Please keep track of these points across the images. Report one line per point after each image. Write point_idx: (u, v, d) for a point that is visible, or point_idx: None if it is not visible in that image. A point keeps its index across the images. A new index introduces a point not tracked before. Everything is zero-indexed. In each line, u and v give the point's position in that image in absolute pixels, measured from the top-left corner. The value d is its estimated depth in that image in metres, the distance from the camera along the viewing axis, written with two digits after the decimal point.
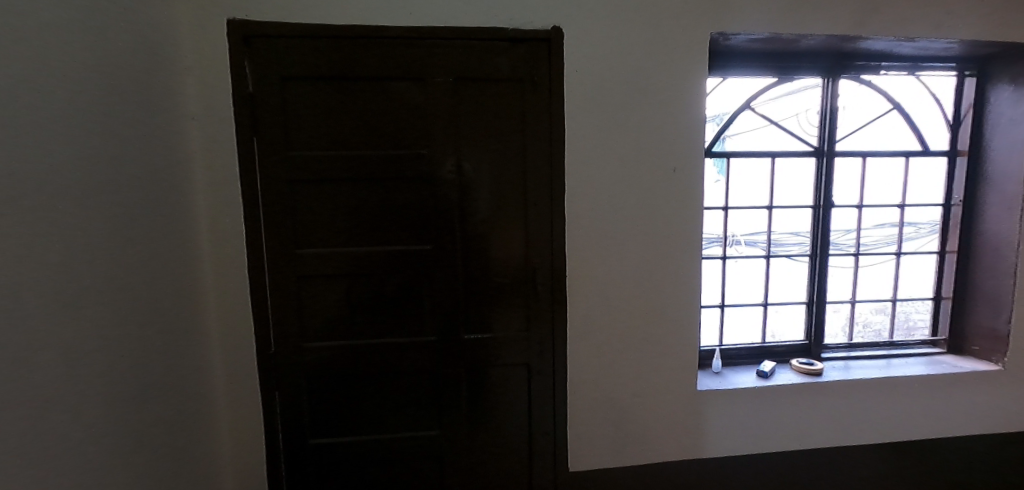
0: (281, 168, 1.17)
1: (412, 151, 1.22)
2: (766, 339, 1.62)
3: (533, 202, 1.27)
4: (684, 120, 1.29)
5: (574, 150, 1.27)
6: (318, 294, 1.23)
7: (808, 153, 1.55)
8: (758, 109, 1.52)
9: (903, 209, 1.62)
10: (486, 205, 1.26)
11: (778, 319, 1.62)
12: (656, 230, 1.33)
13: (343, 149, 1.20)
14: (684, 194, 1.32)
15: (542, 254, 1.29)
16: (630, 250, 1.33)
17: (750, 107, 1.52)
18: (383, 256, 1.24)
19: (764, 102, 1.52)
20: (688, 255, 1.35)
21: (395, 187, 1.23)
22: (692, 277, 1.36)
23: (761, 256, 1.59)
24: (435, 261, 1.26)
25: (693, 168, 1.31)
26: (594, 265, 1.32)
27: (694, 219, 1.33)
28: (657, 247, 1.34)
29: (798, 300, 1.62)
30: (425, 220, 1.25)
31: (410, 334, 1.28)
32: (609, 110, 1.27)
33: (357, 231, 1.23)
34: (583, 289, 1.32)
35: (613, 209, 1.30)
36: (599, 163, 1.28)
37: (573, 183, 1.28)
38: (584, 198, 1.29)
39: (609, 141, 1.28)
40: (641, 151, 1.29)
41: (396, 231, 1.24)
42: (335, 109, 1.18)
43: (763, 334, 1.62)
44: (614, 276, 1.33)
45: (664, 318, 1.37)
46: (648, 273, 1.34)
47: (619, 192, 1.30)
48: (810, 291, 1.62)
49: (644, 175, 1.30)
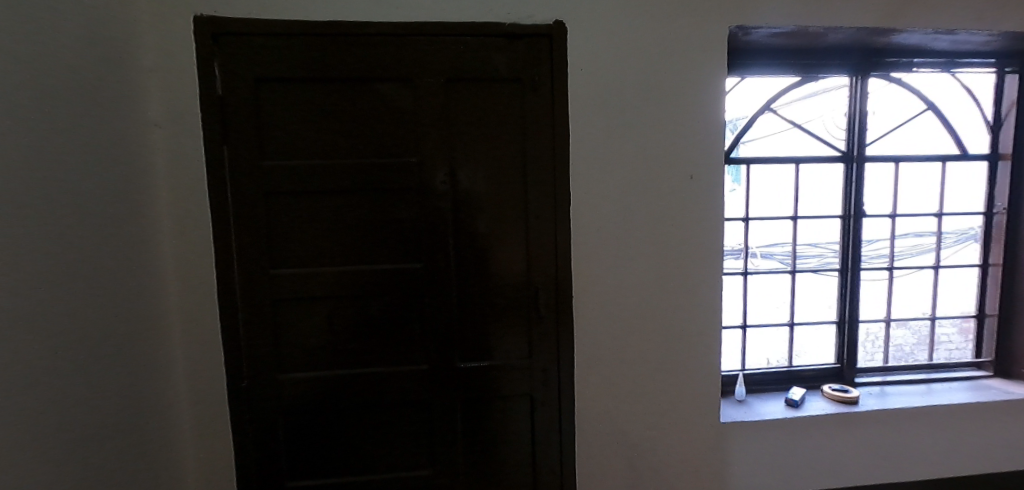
0: (255, 179, 1.06)
1: (401, 160, 1.10)
2: (794, 362, 1.48)
3: (535, 215, 1.14)
4: (702, 122, 1.17)
5: (580, 157, 1.14)
6: (297, 319, 1.11)
7: (835, 158, 1.42)
8: (779, 111, 1.40)
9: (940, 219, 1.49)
10: (483, 219, 1.14)
11: (805, 340, 1.48)
12: (671, 245, 1.20)
13: (324, 159, 1.08)
14: (703, 204, 1.19)
15: (545, 272, 1.16)
16: (644, 267, 1.20)
17: (771, 110, 1.39)
18: (369, 276, 1.12)
19: (785, 103, 1.40)
20: (707, 272, 1.22)
21: (382, 199, 1.11)
22: (713, 297, 1.23)
23: (786, 271, 1.45)
24: (426, 281, 1.13)
25: (712, 175, 1.19)
26: (604, 284, 1.19)
27: (714, 232, 1.20)
28: (673, 264, 1.20)
29: (827, 319, 1.48)
30: (415, 235, 1.13)
31: (398, 363, 1.15)
32: (619, 112, 1.15)
33: (341, 249, 1.11)
34: (592, 311, 1.19)
35: (625, 222, 1.18)
36: (608, 171, 1.16)
37: (579, 193, 1.15)
38: (591, 209, 1.16)
39: (619, 146, 1.15)
40: (654, 157, 1.17)
41: (384, 248, 1.12)
42: (315, 114, 1.07)
43: (789, 357, 1.48)
44: (627, 296, 1.20)
45: (683, 342, 1.23)
46: (664, 293, 1.21)
47: (631, 202, 1.17)
48: (841, 310, 1.48)
49: (658, 184, 1.17)
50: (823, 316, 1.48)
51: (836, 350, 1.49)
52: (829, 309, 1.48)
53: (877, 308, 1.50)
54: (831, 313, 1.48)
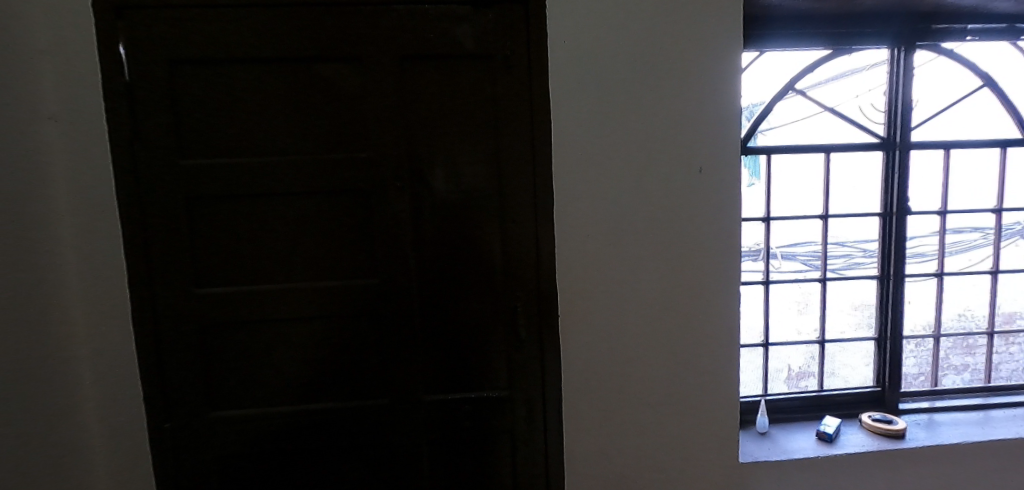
0: (174, 181, 0.89)
1: (349, 156, 0.92)
2: (824, 386, 1.27)
3: (512, 219, 0.96)
4: (713, 103, 0.97)
5: (565, 148, 0.95)
6: (231, 347, 0.94)
7: (873, 146, 1.20)
8: (804, 92, 1.19)
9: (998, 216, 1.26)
10: (450, 226, 0.95)
11: (839, 360, 1.27)
12: (677, 253, 1.00)
13: (257, 156, 0.91)
14: (715, 203, 0.99)
15: (526, 288, 0.98)
16: (644, 280, 1.00)
17: (794, 90, 1.19)
18: (315, 295, 0.94)
19: (812, 82, 1.19)
20: (722, 284, 1.01)
21: (328, 204, 0.93)
22: (729, 314, 1.02)
23: (815, 279, 1.24)
24: (383, 299, 0.95)
25: (727, 168, 0.98)
26: (595, 302, 0.99)
27: (729, 238, 1.00)
28: (679, 275, 1.01)
29: (865, 335, 1.27)
30: (370, 245, 0.95)
31: (353, 396, 0.97)
32: (611, 93, 0.95)
33: (280, 264, 0.93)
34: (583, 332, 1.00)
35: (620, 227, 0.98)
36: (599, 165, 0.96)
37: (565, 193, 0.96)
38: (581, 211, 0.97)
39: (612, 134, 0.96)
40: (655, 147, 0.97)
41: (332, 262, 0.94)
42: (245, 103, 0.90)
43: (820, 379, 1.27)
44: (624, 315, 1.00)
45: (693, 369, 1.03)
46: (669, 310, 1.01)
47: (628, 202, 0.98)
48: (881, 324, 1.26)
49: (660, 179, 0.98)
50: (859, 332, 1.27)
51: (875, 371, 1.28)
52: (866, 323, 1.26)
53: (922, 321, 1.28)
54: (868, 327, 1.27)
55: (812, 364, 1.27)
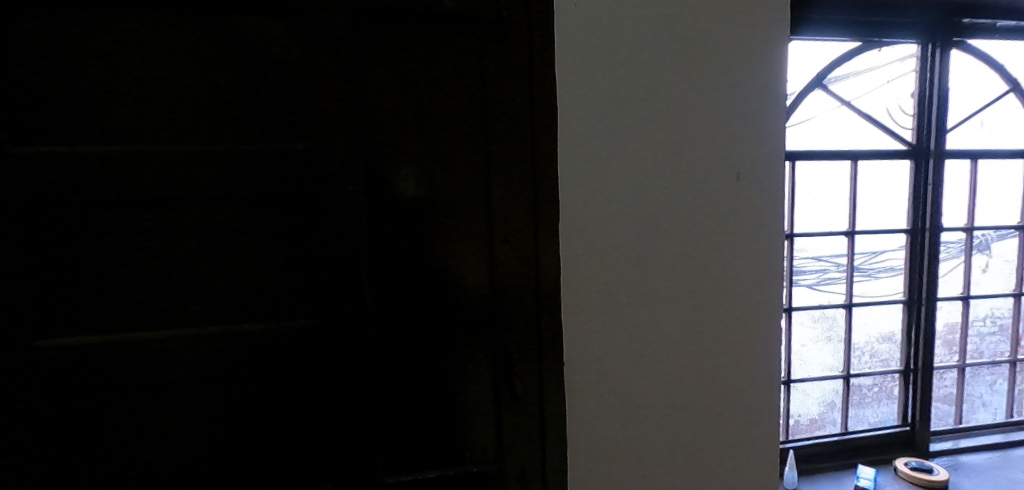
0: (9, 178, 0.60)
1: (282, 148, 0.66)
2: (848, 426, 1.12)
3: (506, 238, 0.73)
4: (753, 92, 0.78)
5: (575, 147, 0.73)
6: (111, 418, 0.66)
7: (902, 153, 1.08)
8: (831, 89, 1.04)
9: (997, 236, 1.17)
10: (424, 247, 0.71)
11: (861, 397, 1.13)
12: (710, 279, 0.80)
13: (146, 145, 0.64)
14: (755, 217, 0.80)
15: (523, 327, 0.74)
16: (671, 314, 0.79)
17: (821, 89, 1.04)
18: (235, 342, 0.68)
19: (839, 80, 1.05)
20: (761, 318, 0.82)
21: (253, 216, 0.67)
22: (769, 353, 0.83)
23: (840, 303, 1.09)
24: (328, 348, 0.69)
25: (769, 174, 0.79)
26: (614, 342, 0.77)
27: (771, 259, 0.81)
28: (712, 307, 0.81)
29: (890, 367, 1.13)
30: (312, 272, 0.69)
31: (284, 480, 0.71)
32: (631, 76, 0.74)
33: (183, 300, 0.66)
34: (604, 383, 0.77)
35: (642, 248, 0.77)
36: (620, 167, 0.75)
37: (574, 206, 0.74)
38: (601, 228, 0.75)
39: (635, 129, 0.75)
40: (685, 147, 0.77)
41: (257, 297, 0.68)
42: (125, 67, 0.62)
43: (818, 414, 1.11)
44: (646, 360, 0.79)
45: (727, 423, 0.83)
46: (700, 352, 0.81)
47: (653, 217, 0.77)
48: (908, 353, 1.13)
49: (691, 185, 0.77)
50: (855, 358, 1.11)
51: (872, 401, 1.13)
52: (862, 348, 1.12)
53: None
54: (865, 353, 1.12)
55: (834, 403, 1.11)
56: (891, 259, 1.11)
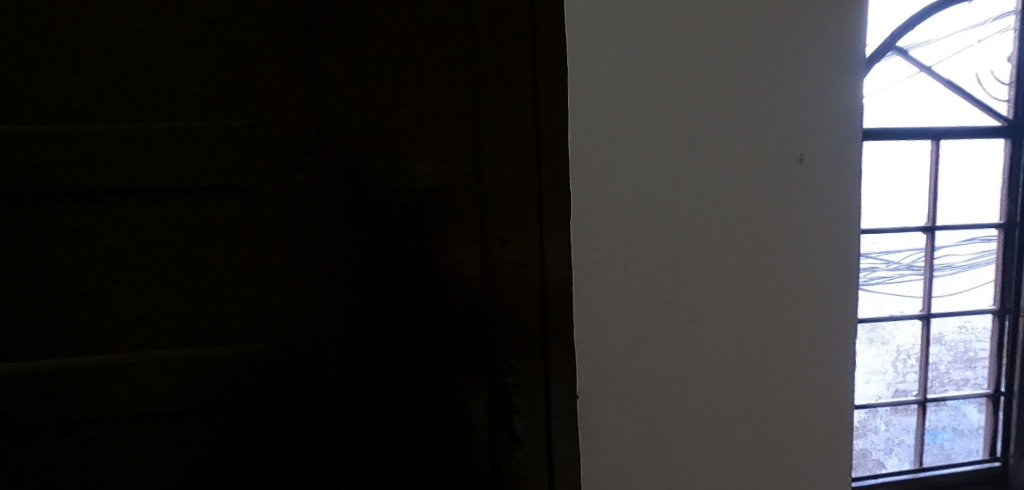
0: None
1: (220, 130, 0.53)
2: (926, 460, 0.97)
3: (503, 240, 0.57)
4: (815, 48, 0.61)
5: (593, 128, 0.58)
6: (20, 464, 0.55)
7: (997, 131, 0.89)
8: (912, 55, 0.86)
9: None
10: (399, 252, 0.56)
11: (939, 423, 0.97)
12: (761, 288, 0.63)
13: (50, 128, 0.51)
14: (820, 207, 0.63)
15: (525, 353, 0.59)
16: (712, 332, 0.63)
17: (901, 54, 0.85)
18: (164, 373, 0.55)
19: (922, 43, 0.86)
20: (827, 337, 0.66)
21: (188, 215, 0.54)
22: (836, 379, 0.67)
23: (917, 314, 0.93)
24: (288, 379, 0.56)
25: (841, 154, 0.62)
26: (645, 368, 0.62)
27: (840, 260, 0.64)
28: (765, 325, 0.64)
29: (976, 391, 0.97)
30: (262, 282, 0.56)
31: None
32: (665, 35, 0.58)
33: (101, 319, 0.54)
34: (636, 421, 0.62)
35: (677, 251, 0.61)
36: (651, 148, 0.59)
37: (589, 200, 0.59)
38: (629, 226, 0.60)
39: (668, 99, 0.59)
40: (733, 121, 0.60)
41: (195, 316, 0.55)
42: (23, 32, 0.50)
43: (858, 421, 0.94)
44: (680, 390, 0.63)
45: (783, 465, 0.67)
46: (749, 379, 0.65)
47: (692, 211, 0.61)
48: (994, 371, 0.96)
49: (738, 170, 0.61)
50: (899, 362, 0.94)
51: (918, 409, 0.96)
52: (910, 353, 0.94)
53: (969, 351, 0.96)
54: (912, 357, 0.95)
55: (904, 432, 0.96)
56: (979, 261, 0.93)
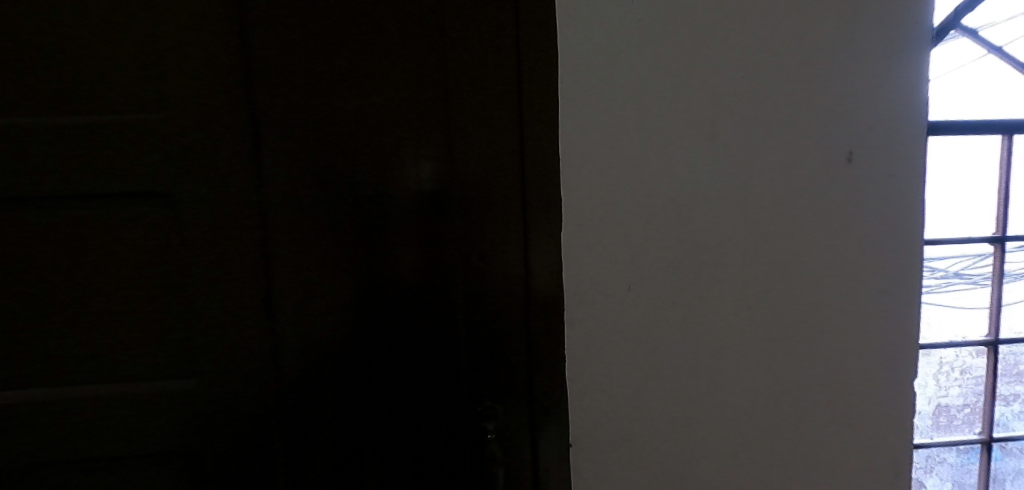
0: None
1: (142, 127, 0.44)
2: None
3: (481, 256, 0.48)
4: (868, 20, 0.49)
5: (591, 120, 0.47)
6: None
7: None
8: (982, 36, 0.72)
9: None
10: (356, 270, 0.47)
11: (1010, 471, 0.84)
12: (798, 315, 0.52)
13: None
14: (873, 218, 0.51)
15: (506, 391, 0.50)
16: (738, 368, 0.52)
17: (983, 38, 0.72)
18: (84, 413, 0.47)
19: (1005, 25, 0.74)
20: (879, 374, 0.54)
21: (114, 228, 0.46)
22: (890, 425, 0.55)
23: (988, 342, 0.80)
24: (237, 418, 0.48)
25: (901, 151, 0.50)
26: (660, 410, 0.52)
27: (897, 281, 0.52)
28: (802, 360, 0.53)
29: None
30: (194, 309, 0.47)
31: None
32: (682, 6, 0.47)
33: (14, 348, 0.46)
34: (654, 472, 0.52)
35: (694, 270, 0.50)
36: (669, 145, 0.48)
37: (585, 210, 0.48)
38: (643, 242, 0.49)
39: (688, 85, 0.48)
40: (763, 112, 0.49)
41: (127, 344, 0.47)
42: None
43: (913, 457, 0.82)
44: (701, 438, 0.53)
45: None
46: (783, 424, 0.54)
47: (712, 221, 0.50)
48: None
49: (770, 172, 0.50)
50: (938, 373, 0.80)
51: (962, 425, 0.82)
52: (953, 364, 0.80)
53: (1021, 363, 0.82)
54: (954, 369, 0.81)
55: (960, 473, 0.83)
56: None
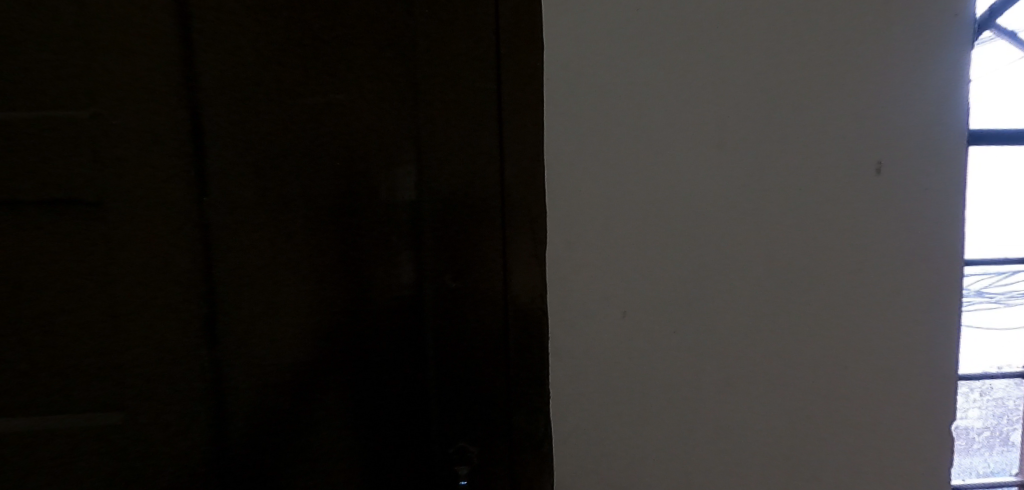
0: None
1: (78, 129, 0.40)
2: None
3: (452, 278, 0.42)
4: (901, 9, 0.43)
5: (580, 123, 0.42)
6: None
7: None
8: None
9: None
10: (311, 291, 0.42)
11: None
12: (817, 346, 0.46)
13: None
14: (906, 239, 0.45)
15: (481, 430, 0.44)
16: (749, 409, 0.46)
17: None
18: (12, 445, 0.43)
19: None
20: (912, 416, 0.47)
21: (45, 238, 0.41)
22: (922, 474, 0.48)
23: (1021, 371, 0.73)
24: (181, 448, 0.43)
25: (937, 161, 0.44)
26: (661, 451, 0.45)
27: (932, 310, 0.46)
28: (822, 397, 0.46)
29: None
30: (133, 333, 0.42)
31: None
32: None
33: None
34: None
35: (698, 292, 0.44)
36: (671, 151, 0.43)
37: (572, 225, 0.42)
38: (639, 259, 0.43)
39: (693, 83, 0.42)
40: (777, 117, 0.43)
41: (58, 367, 0.42)
42: None
43: None
44: (704, 484, 0.46)
45: None
46: (798, 470, 0.47)
47: (719, 241, 0.44)
48: None
49: (786, 182, 0.44)
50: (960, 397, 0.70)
51: (982, 449, 0.73)
52: (971, 386, 0.72)
53: None
54: (972, 391, 0.72)
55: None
56: None
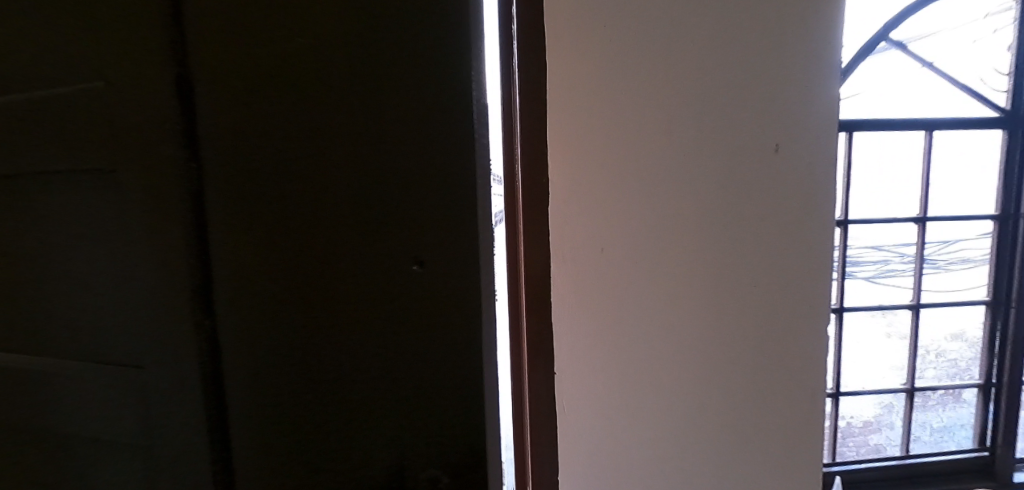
0: None
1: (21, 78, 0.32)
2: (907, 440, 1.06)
3: (415, 261, 0.31)
4: (804, 39, 0.63)
5: (569, 120, 0.62)
6: None
7: (992, 122, 0.96)
8: (909, 47, 0.93)
9: None
10: (230, 279, 0.31)
11: (932, 405, 1.06)
12: (737, 271, 0.67)
13: None
14: (797, 197, 0.66)
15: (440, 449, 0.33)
16: (692, 318, 0.67)
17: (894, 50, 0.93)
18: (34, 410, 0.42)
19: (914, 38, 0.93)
20: (805, 320, 0.69)
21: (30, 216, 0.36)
22: (813, 357, 0.70)
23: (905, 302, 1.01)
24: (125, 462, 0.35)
25: (816, 144, 0.65)
26: (637, 343, 0.67)
27: (816, 246, 0.67)
28: (743, 306, 0.68)
29: (968, 381, 1.06)
30: (38, 301, 0.35)
31: None
32: (637, 31, 0.62)
33: None
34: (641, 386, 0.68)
35: (657, 235, 0.65)
36: (639, 138, 0.63)
37: (566, 199, 0.64)
38: (619, 212, 0.64)
39: (652, 91, 0.62)
40: (705, 115, 0.63)
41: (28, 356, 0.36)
42: None
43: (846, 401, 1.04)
44: (665, 368, 0.68)
45: (760, 437, 0.71)
46: (725, 358, 0.69)
47: (669, 200, 0.64)
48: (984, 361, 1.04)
49: (715, 159, 0.64)
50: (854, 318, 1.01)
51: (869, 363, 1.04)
52: (899, 333, 1.02)
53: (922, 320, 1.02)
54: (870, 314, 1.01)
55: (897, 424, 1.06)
56: (957, 249, 1.00)
